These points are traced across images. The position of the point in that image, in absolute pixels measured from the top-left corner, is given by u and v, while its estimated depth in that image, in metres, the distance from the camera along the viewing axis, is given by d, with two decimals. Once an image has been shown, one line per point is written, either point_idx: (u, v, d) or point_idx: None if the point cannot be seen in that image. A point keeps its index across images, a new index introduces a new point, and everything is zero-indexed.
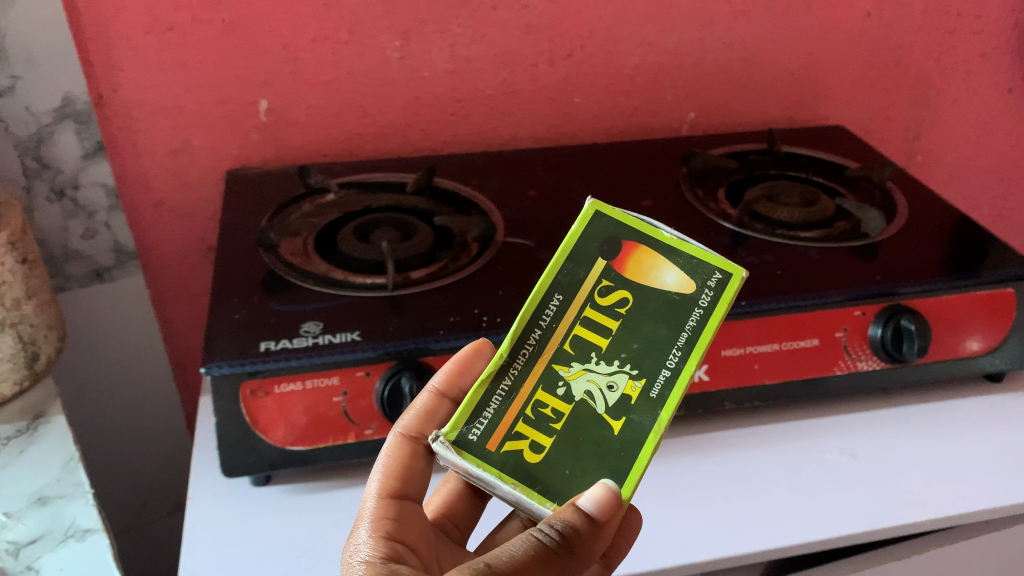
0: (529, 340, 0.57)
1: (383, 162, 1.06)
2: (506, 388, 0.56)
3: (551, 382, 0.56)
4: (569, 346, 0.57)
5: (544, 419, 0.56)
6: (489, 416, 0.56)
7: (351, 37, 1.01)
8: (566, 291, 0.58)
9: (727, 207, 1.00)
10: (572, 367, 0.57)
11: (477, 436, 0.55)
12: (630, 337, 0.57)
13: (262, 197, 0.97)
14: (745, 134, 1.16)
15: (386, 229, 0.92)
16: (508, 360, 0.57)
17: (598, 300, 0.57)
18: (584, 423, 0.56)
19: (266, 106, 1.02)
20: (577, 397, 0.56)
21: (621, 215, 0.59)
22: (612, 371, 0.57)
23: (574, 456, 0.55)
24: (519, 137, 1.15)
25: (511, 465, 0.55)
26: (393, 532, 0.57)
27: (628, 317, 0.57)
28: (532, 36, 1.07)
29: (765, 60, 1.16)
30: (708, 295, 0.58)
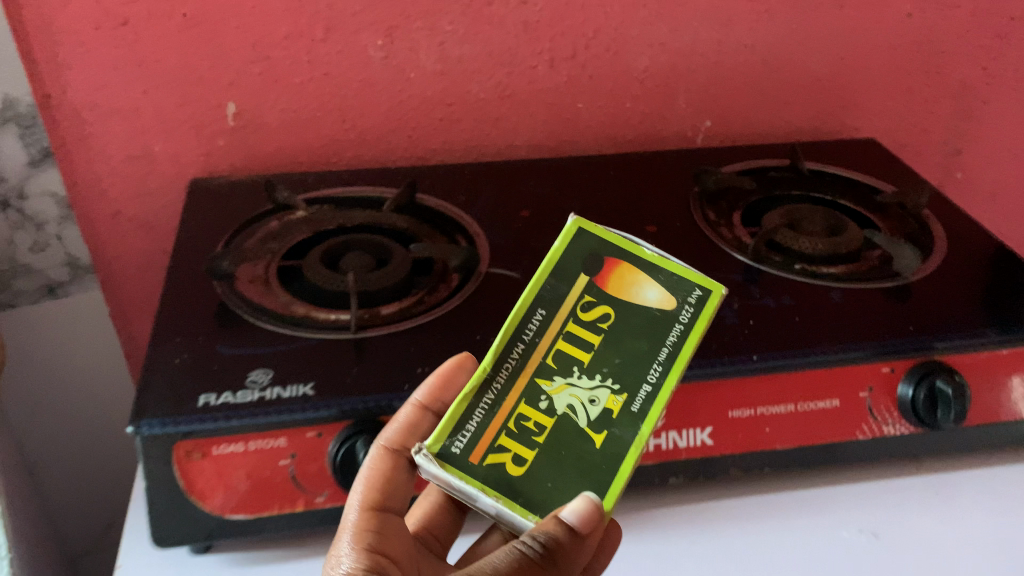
0: (513, 353, 0.56)
1: (361, 174, 0.96)
2: (488, 400, 0.55)
3: (533, 395, 0.56)
4: (551, 359, 0.56)
5: (527, 431, 0.55)
6: (472, 428, 0.55)
7: (328, 35, 0.91)
8: (549, 305, 0.57)
9: (742, 235, 0.89)
10: (554, 381, 0.56)
11: (460, 449, 0.54)
12: (612, 351, 0.57)
13: (224, 213, 0.88)
14: (765, 147, 1.05)
15: (358, 254, 0.83)
16: (491, 374, 0.56)
17: (580, 314, 0.57)
18: (566, 435, 0.55)
19: (233, 110, 0.92)
20: (560, 410, 0.56)
21: (601, 232, 0.59)
22: (593, 385, 0.56)
23: (556, 470, 0.55)
24: (515, 144, 1.04)
25: (494, 478, 0.54)
26: (375, 544, 0.55)
27: (610, 332, 0.57)
28: (531, 35, 0.96)
29: (790, 64, 1.04)
30: (690, 311, 0.58)
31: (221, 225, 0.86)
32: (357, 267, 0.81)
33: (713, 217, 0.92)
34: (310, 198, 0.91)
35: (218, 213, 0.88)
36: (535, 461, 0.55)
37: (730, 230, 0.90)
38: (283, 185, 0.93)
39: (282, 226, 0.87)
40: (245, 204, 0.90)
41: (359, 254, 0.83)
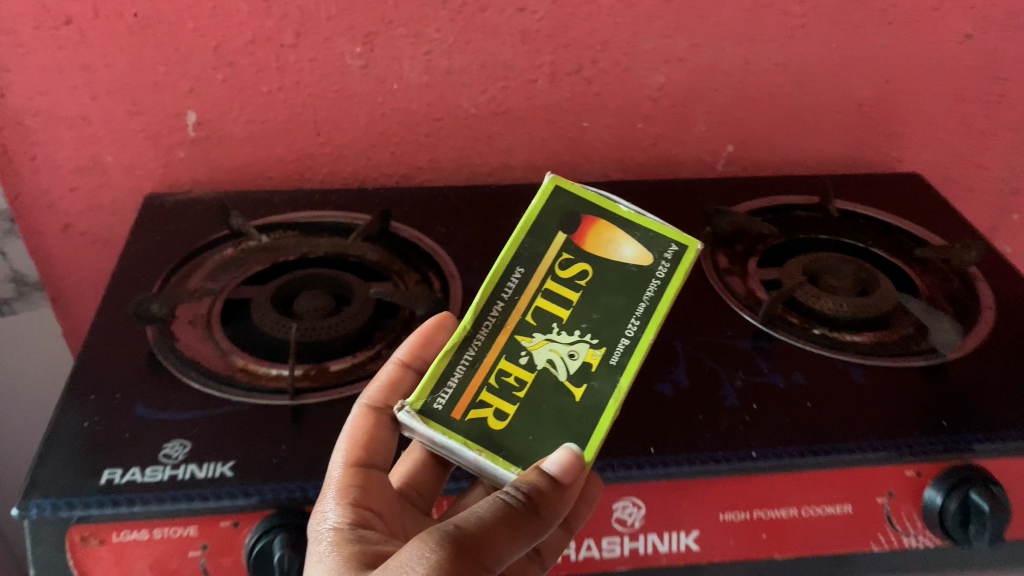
0: (493, 313, 0.55)
1: (333, 195, 0.87)
2: (470, 356, 0.54)
3: (513, 351, 0.54)
4: (531, 317, 0.55)
5: (508, 387, 0.53)
6: (455, 382, 0.53)
7: (299, 40, 0.81)
8: (527, 264, 0.57)
9: (755, 288, 0.78)
10: (534, 337, 0.55)
11: (443, 405, 0.52)
12: (590, 308, 0.56)
13: (171, 240, 0.79)
14: (792, 181, 0.93)
15: (316, 294, 0.74)
16: (472, 331, 0.54)
17: (558, 273, 0.56)
18: (547, 390, 0.53)
19: (193, 120, 0.83)
20: (540, 365, 0.54)
21: (576, 194, 0.59)
22: (572, 340, 0.55)
23: (538, 423, 0.52)
24: (511, 164, 0.94)
25: (476, 432, 0.52)
26: (361, 501, 0.53)
27: (588, 289, 0.56)
28: (530, 45, 0.85)
29: (826, 86, 0.92)
30: (664, 266, 0.57)
31: (165, 257, 0.77)
32: (311, 311, 0.72)
33: (723, 266, 0.81)
34: (272, 223, 0.82)
35: (167, 239, 0.79)
36: (517, 414, 0.53)
37: (741, 283, 0.79)
38: (243, 208, 0.84)
39: (238, 256, 0.78)
40: (198, 230, 0.81)
41: (317, 294, 0.74)
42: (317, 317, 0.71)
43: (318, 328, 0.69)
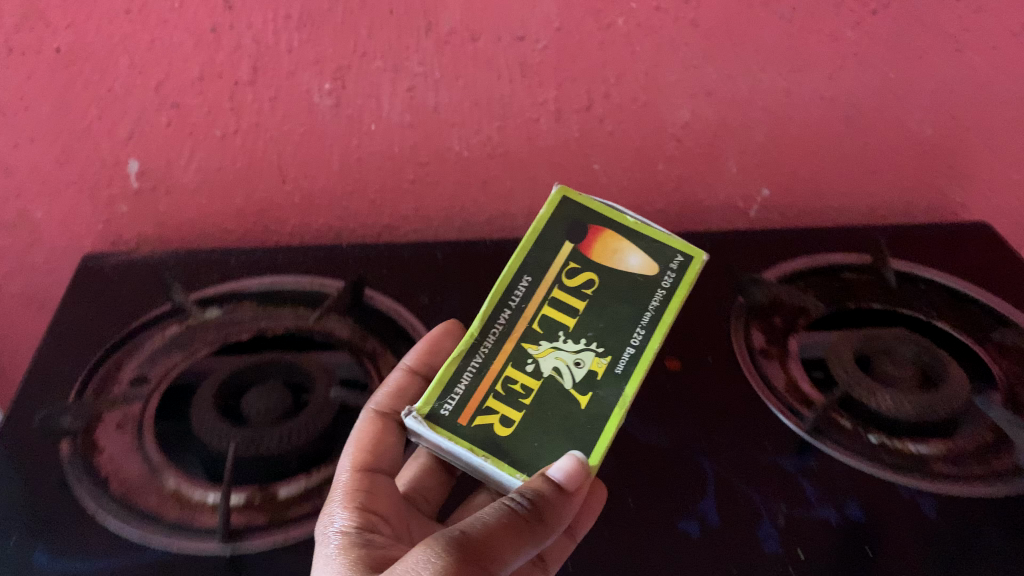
0: (500, 321, 0.54)
1: (300, 255, 0.74)
2: (476, 365, 0.52)
3: (519, 359, 0.53)
4: (538, 323, 0.54)
5: (515, 394, 0.51)
6: (462, 389, 0.51)
7: (256, 77, 0.68)
8: (535, 272, 0.56)
9: (797, 377, 0.65)
10: (540, 345, 0.53)
11: (449, 411, 0.51)
12: (596, 316, 0.54)
13: (103, 326, 0.67)
14: (838, 233, 0.79)
15: (270, 389, 0.62)
16: (479, 339, 0.53)
17: (564, 282, 0.55)
18: (553, 398, 0.52)
19: (135, 169, 0.71)
20: (546, 373, 0.52)
21: (584, 204, 0.58)
22: (578, 348, 0.53)
23: (544, 430, 0.51)
24: (510, 212, 0.81)
25: (483, 440, 0.50)
26: (366, 505, 0.51)
27: (594, 297, 0.55)
28: (531, 79, 0.72)
29: (881, 122, 0.78)
30: (668, 278, 0.56)
31: (95, 344, 0.66)
32: (263, 412, 0.60)
33: (758, 346, 0.68)
34: (225, 292, 0.70)
35: (99, 320, 0.68)
36: (523, 422, 0.51)
37: (780, 370, 0.66)
38: (193, 273, 0.72)
39: (183, 336, 0.67)
40: (138, 304, 0.69)
41: (271, 389, 0.62)
42: (269, 420, 0.60)
43: (267, 437, 0.58)
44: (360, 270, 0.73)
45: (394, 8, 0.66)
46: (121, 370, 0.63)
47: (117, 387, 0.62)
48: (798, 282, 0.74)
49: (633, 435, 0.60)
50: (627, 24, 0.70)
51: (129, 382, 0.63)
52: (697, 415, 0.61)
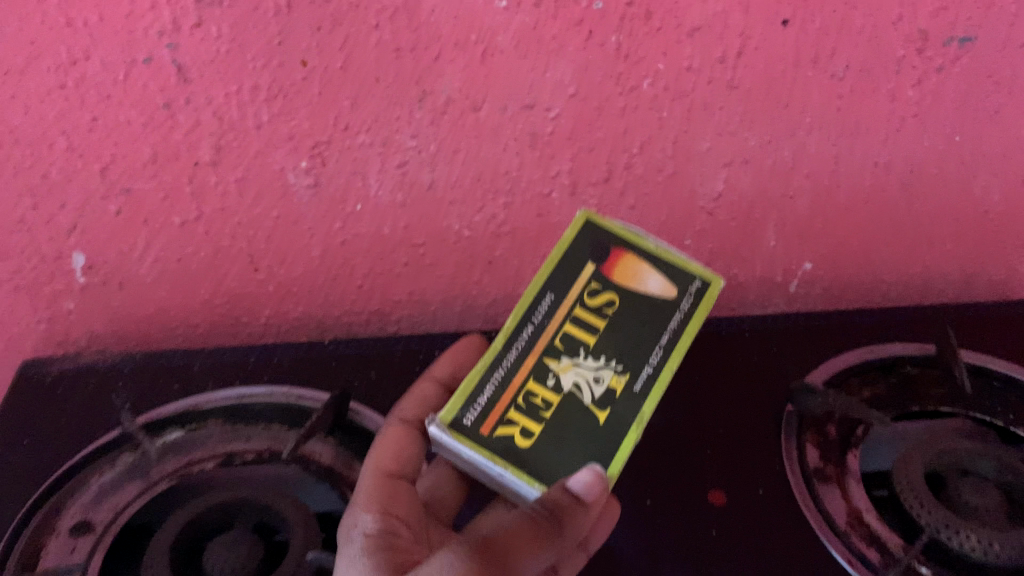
0: (522, 338, 0.47)
1: (276, 357, 0.65)
2: (499, 376, 0.46)
3: (540, 372, 0.47)
4: (559, 340, 0.47)
5: (535, 409, 0.46)
6: (483, 402, 0.46)
7: (220, 156, 0.58)
8: (558, 288, 0.49)
9: (862, 507, 0.55)
10: (562, 360, 0.47)
11: (471, 422, 0.45)
12: (621, 335, 0.48)
13: (41, 455, 0.57)
14: (892, 319, 0.70)
15: (237, 539, 0.52)
16: (500, 351, 0.47)
17: (587, 300, 0.48)
18: (573, 414, 0.46)
19: (82, 263, 0.61)
20: (568, 391, 0.46)
21: (612, 225, 0.50)
22: (600, 367, 0.47)
23: (565, 449, 0.45)
24: (518, 293, 0.71)
25: (503, 451, 0.45)
26: (388, 509, 0.49)
27: (616, 318, 0.48)
28: (542, 151, 0.62)
29: (944, 190, 0.68)
30: (690, 300, 0.49)
31: (30, 483, 0.55)
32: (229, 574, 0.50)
33: (813, 466, 0.58)
34: (186, 410, 0.60)
35: (37, 447, 0.58)
36: (544, 436, 0.45)
37: (841, 498, 0.56)
38: (151, 385, 0.63)
39: (137, 468, 0.57)
40: (85, 426, 0.59)
41: (238, 539, 0.52)
42: None
43: None
44: (344, 380, 0.63)
45: (381, 75, 0.55)
46: (59, 517, 0.53)
47: (54, 539, 0.52)
48: (852, 382, 0.64)
49: None
50: (653, 87, 0.59)
51: (69, 532, 0.52)
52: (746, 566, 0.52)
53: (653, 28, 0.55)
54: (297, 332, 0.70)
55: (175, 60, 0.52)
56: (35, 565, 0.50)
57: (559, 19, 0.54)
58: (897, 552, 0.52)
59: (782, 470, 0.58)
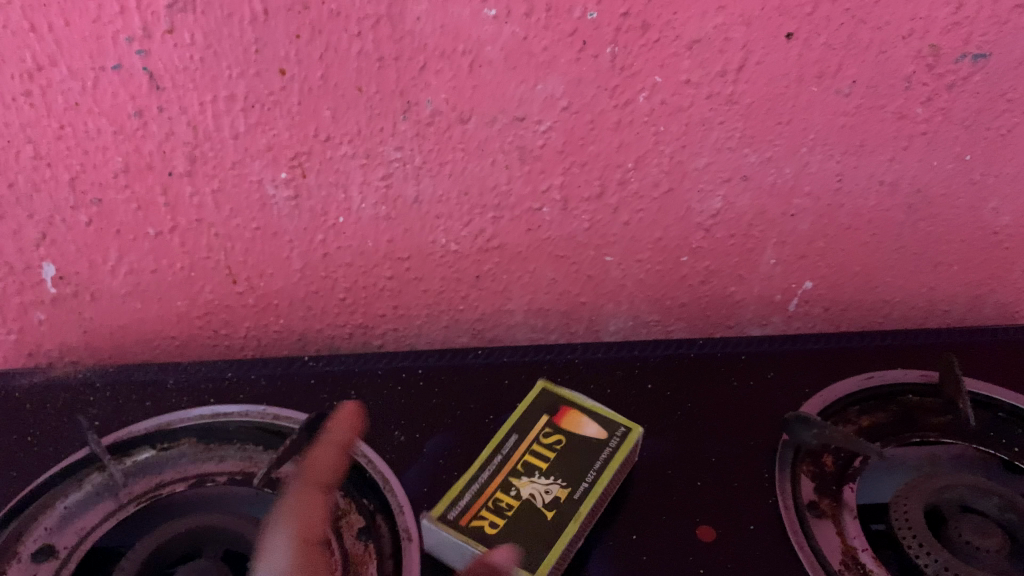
0: (492, 462, 0.54)
1: (254, 373, 0.64)
2: (473, 486, 0.52)
3: (506, 485, 0.52)
4: (520, 465, 0.54)
5: (502, 507, 0.51)
6: (467, 498, 0.51)
7: (194, 167, 0.55)
8: (523, 428, 0.56)
9: (858, 545, 0.53)
10: (521, 477, 0.53)
11: (454, 514, 0.50)
12: (564, 473, 0.53)
13: (4, 475, 0.55)
14: (898, 348, 0.67)
15: (204, 566, 0.49)
16: (478, 468, 0.54)
17: (543, 438, 0.56)
18: (531, 516, 0.50)
19: (51, 273, 0.59)
20: (525, 497, 0.52)
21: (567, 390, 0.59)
22: (549, 481, 0.53)
23: (526, 537, 0.49)
24: (506, 308, 0.69)
25: (475, 535, 0.49)
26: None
27: (564, 451, 0.55)
28: (532, 166, 0.59)
29: (952, 211, 0.65)
30: (618, 440, 0.55)
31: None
32: None
33: (807, 499, 0.56)
34: (158, 430, 0.58)
35: (2, 468, 0.56)
36: (508, 526, 0.50)
37: (835, 534, 0.54)
38: (123, 403, 0.61)
39: (104, 490, 0.54)
40: (52, 445, 0.57)
41: (203, 565, 0.49)
42: None
43: None
44: (323, 399, 0.62)
45: (363, 85, 0.52)
46: (21, 541, 0.51)
47: (15, 565, 0.49)
48: (850, 412, 0.62)
49: None
50: (649, 101, 0.56)
51: (31, 557, 0.50)
52: None
53: (650, 40, 0.52)
54: (278, 346, 0.68)
55: (146, 67, 0.50)
56: None
57: (551, 30, 0.51)
58: None
59: (774, 503, 0.56)
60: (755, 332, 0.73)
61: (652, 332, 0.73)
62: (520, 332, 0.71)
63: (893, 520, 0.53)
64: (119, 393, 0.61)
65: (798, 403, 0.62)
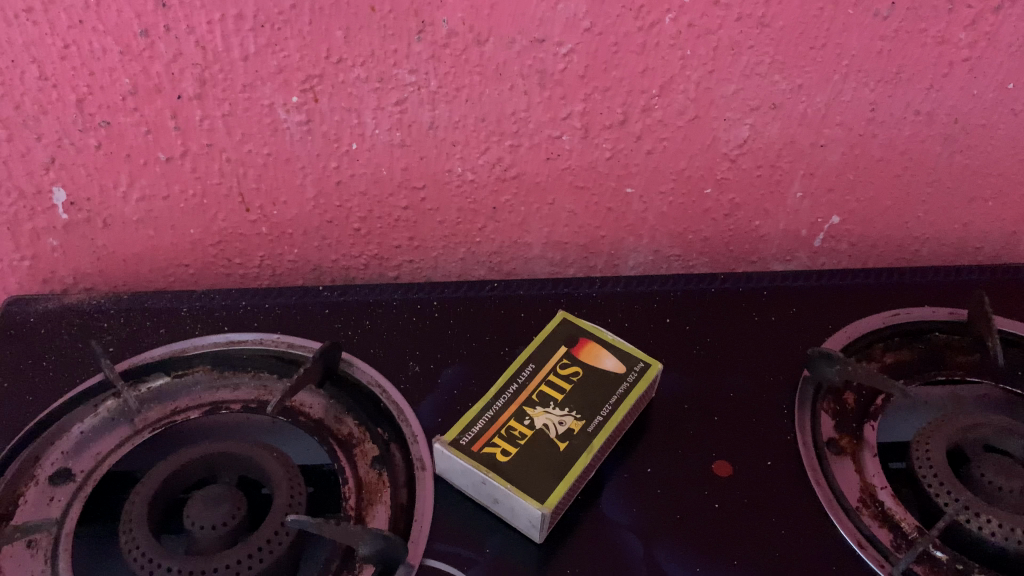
0: (507, 390, 0.54)
1: (268, 302, 0.63)
2: (488, 414, 0.52)
3: (520, 414, 0.52)
4: (535, 394, 0.53)
5: (515, 436, 0.50)
6: (481, 425, 0.51)
7: (204, 90, 0.54)
8: (538, 359, 0.56)
9: (877, 484, 0.52)
10: (535, 407, 0.52)
11: (467, 440, 0.50)
12: (578, 404, 0.53)
13: (20, 400, 0.56)
14: (927, 286, 0.65)
15: (218, 492, 0.49)
16: (492, 396, 0.53)
17: (559, 370, 0.55)
18: (544, 445, 0.50)
19: (62, 198, 0.59)
20: (538, 428, 0.51)
21: (585, 323, 0.58)
22: (563, 413, 0.52)
23: (537, 467, 0.49)
24: (524, 241, 0.67)
25: (488, 462, 0.49)
26: None
27: (581, 383, 0.54)
28: (552, 91, 0.56)
29: (992, 143, 0.62)
30: (637, 374, 0.54)
31: (10, 427, 0.54)
32: (208, 532, 0.47)
33: (827, 436, 0.55)
34: (173, 356, 0.58)
35: (18, 391, 0.56)
36: (520, 456, 0.49)
37: (853, 471, 0.53)
38: (138, 329, 0.60)
39: (119, 415, 0.55)
40: (67, 370, 0.58)
41: (222, 491, 0.49)
42: (217, 543, 0.48)
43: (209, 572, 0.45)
44: (338, 329, 0.61)
45: (377, 4, 0.50)
46: (39, 463, 0.52)
47: (32, 488, 0.51)
48: (874, 349, 0.60)
49: None
50: (676, 23, 0.53)
51: (48, 480, 0.51)
52: (749, 547, 0.49)
53: None
54: (293, 276, 0.68)
55: None
56: (13, 514, 0.49)
57: None
58: (912, 535, 0.49)
59: (793, 440, 0.55)
60: (779, 268, 0.72)
61: (673, 268, 0.71)
62: (537, 266, 0.70)
63: (914, 458, 0.52)
64: (134, 320, 0.61)
65: (822, 339, 0.61)
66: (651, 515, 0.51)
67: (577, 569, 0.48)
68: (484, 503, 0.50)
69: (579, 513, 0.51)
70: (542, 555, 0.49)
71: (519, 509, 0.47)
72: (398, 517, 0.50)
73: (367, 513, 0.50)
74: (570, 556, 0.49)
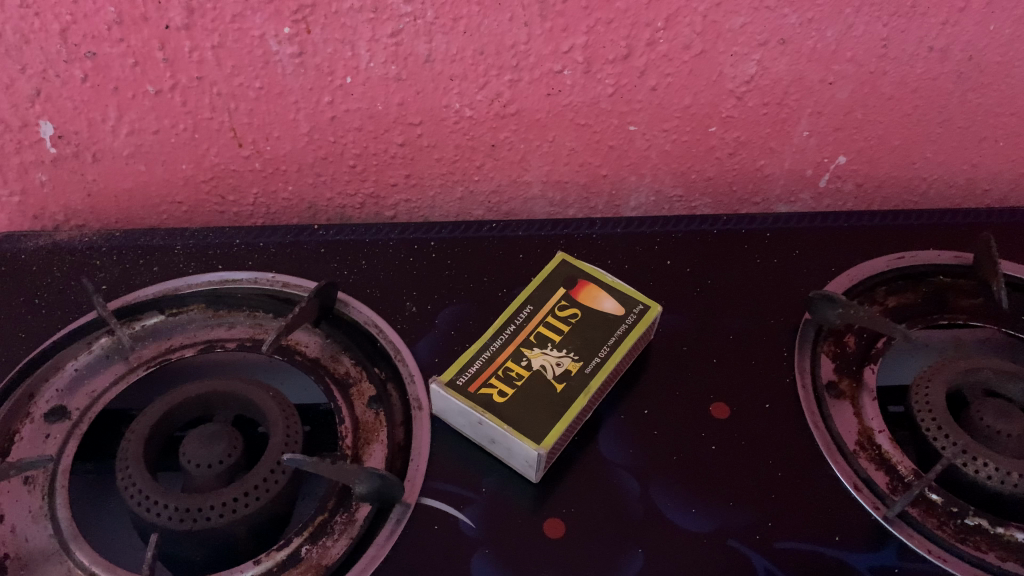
0: (506, 330, 0.53)
1: (262, 241, 0.62)
2: (485, 354, 0.51)
3: (517, 355, 0.51)
4: (533, 335, 0.53)
5: (511, 376, 0.50)
6: (478, 365, 0.51)
7: (192, 19, 0.52)
8: (537, 301, 0.55)
9: (875, 427, 0.52)
10: (533, 348, 0.52)
11: (464, 381, 0.50)
12: (576, 345, 0.52)
13: (13, 338, 0.55)
14: (934, 229, 0.64)
15: (214, 430, 0.49)
16: (490, 337, 0.52)
17: (558, 312, 0.54)
18: (542, 387, 0.49)
19: (49, 132, 0.57)
20: (536, 369, 0.50)
21: (585, 265, 0.57)
22: (561, 354, 0.51)
23: (533, 407, 0.48)
24: (523, 179, 0.66)
25: (484, 402, 0.49)
26: None
27: (578, 325, 0.53)
28: (553, 23, 0.54)
29: (1006, 80, 0.60)
30: (635, 316, 0.54)
31: (4, 366, 0.53)
32: (204, 469, 0.47)
33: (826, 379, 0.54)
34: (167, 294, 0.57)
35: (10, 329, 0.56)
36: (517, 397, 0.49)
37: (852, 414, 0.52)
38: (131, 267, 0.60)
39: (113, 353, 0.54)
40: (60, 308, 0.57)
41: (219, 431, 0.49)
42: (213, 481, 0.48)
43: (205, 509, 0.45)
44: (334, 268, 0.60)
45: None
46: (34, 401, 0.52)
47: (28, 425, 0.51)
48: (877, 292, 0.59)
49: (666, 518, 0.48)
50: None
51: (44, 417, 0.51)
52: (746, 489, 0.49)
53: None
54: (288, 214, 0.66)
55: None
56: (9, 451, 0.49)
57: None
58: (908, 478, 0.49)
59: (792, 383, 0.54)
60: (783, 210, 0.70)
61: (675, 209, 0.70)
62: (537, 206, 0.69)
63: (912, 402, 0.52)
64: (126, 258, 0.60)
65: (824, 282, 0.60)
66: (647, 456, 0.51)
67: (572, 508, 0.48)
68: (481, 443, 0.50)
69: (575, 454, 0.51)
70: (538, 494, 0.49)
71: (516, 449, 0.47)
72: (395, 456, 0.50)
73: (363, 452, 0.50)
74: (566, 496, 0.49)
